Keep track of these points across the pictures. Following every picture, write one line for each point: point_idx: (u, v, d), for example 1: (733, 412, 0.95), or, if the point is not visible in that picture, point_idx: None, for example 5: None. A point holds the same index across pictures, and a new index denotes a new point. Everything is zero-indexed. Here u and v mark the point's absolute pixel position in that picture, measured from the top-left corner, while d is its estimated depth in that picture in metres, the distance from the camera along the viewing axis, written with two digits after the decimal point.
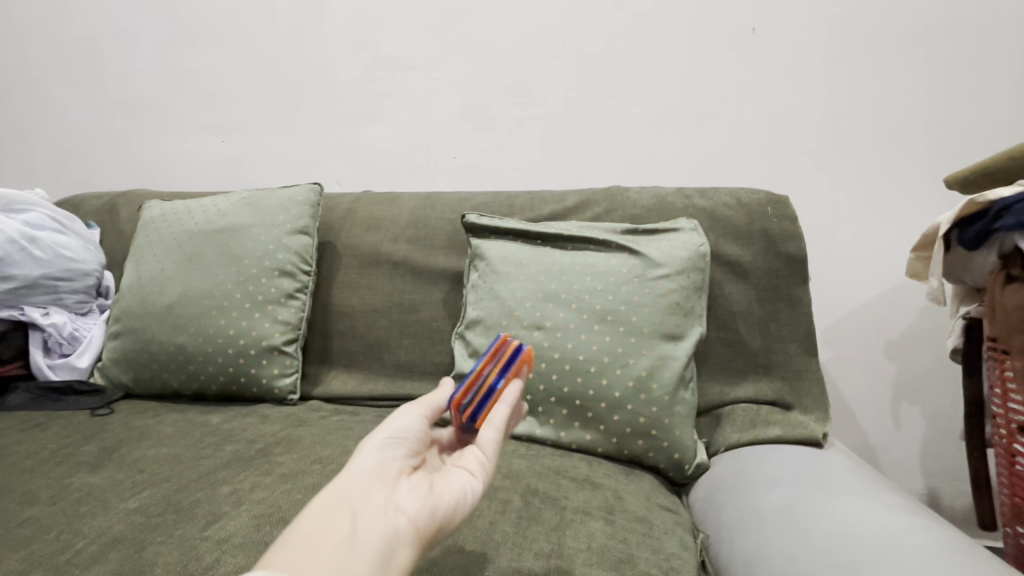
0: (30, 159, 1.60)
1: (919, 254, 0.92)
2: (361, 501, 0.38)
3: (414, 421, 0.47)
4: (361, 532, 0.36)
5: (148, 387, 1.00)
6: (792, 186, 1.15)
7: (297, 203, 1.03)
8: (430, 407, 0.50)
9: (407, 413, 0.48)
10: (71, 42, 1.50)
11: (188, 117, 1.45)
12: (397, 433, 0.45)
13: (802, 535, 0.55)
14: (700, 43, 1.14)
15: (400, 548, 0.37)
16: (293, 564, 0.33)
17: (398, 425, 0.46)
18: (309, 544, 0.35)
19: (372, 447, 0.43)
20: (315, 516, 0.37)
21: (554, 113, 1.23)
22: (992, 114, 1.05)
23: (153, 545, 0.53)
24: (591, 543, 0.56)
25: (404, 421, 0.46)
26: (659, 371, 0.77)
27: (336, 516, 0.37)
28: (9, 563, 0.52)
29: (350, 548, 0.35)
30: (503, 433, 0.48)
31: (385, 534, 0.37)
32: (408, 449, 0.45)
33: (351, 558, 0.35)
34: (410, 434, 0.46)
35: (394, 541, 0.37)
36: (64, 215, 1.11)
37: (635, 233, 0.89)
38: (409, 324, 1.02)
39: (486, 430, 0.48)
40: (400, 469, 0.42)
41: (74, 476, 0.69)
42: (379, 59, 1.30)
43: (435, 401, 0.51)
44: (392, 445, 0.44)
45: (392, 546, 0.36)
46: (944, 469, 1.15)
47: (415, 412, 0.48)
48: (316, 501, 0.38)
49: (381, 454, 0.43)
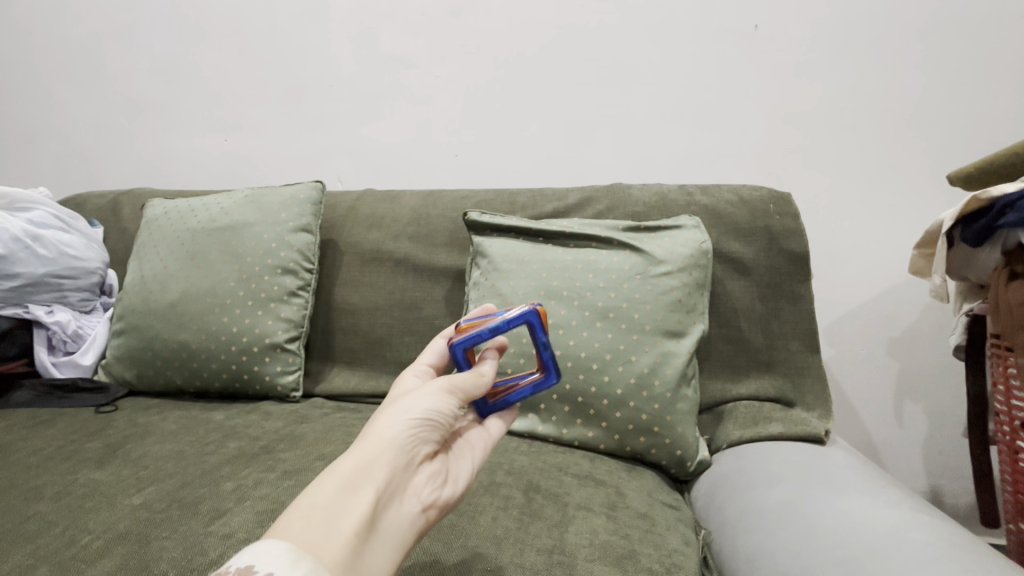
0: (34, 157, 1.61)
1: (923, 250, 0.91)
2: (388, 485, 0.40)
3: (454, 408, 0.46)
4: (382, 521, 0.39)
5: (151, 384, 1.01)
6: (793, 183, 1.15)
7: (300, 200, 1.03)
8: (468, 397, 0.47)
9: (442, 393, 0.45)
10: (73, 41, 1.50)
11: (190, 116, 1.45)
12: (433, 418, 0.44)
13: (804, 530, 0.55)
14: (702, 40, 1.14)
15: (408, 536, 0.41)
16: (317, 543, 0.36)
17: (433, 408, 0.44)
18: (333, 524, 0.37)
19: (406, 422, 0.43)
20: (340, 492, 0.38)
21: (556, 108, 1.23)
22: (998, 110, 1.04)
23: (158, 540, 0.54)
24: (593, 539, 0.56)
25: (439, 403, 0.45)
26: (661, 368, 0.77)
27: (361, 500, 0.38)
28: (18, 558, 0.53)
29: (372, 534, 0.38)
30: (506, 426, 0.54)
31: (402, 526, 0.40)
32: (439, 429, 0.45)
33: (369, 544, 0.38)
34: (445, 415, 0.45)
35: (409, 530, 0.41)
36: (68, 214, 1.12)
37: (637, 230, 0.90)
38: (411, 322, 1.02)
39: (493, 424, 0.53)
40: (426, 452, 0.44)
41: (80, 472, 0.69)
42: (379, 57, 1.30)
43: (470, 392, 0.48)
44: (426, 423, 0.44)
45: (404, 535, 0.40)
46: (947, 466, 1.14)
47: (453, 398, 0.46)
48: (343, 475, 0.39)
49: (414, 432, 0.43)
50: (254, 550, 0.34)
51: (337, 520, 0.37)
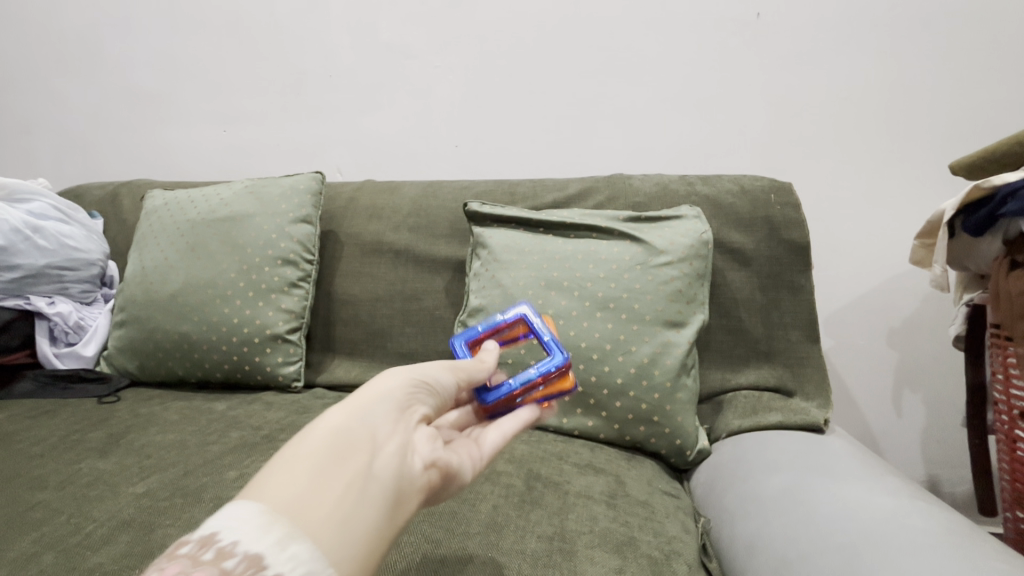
0: (33, 148, 1.60)
1: (924, 240, 0.91)
2: (383, 435, 0.36)
3: (450, 378, 0.45)
4: (378, 474, 0.35)
5: (153, 375, 1.01)
6: (795, 173, 1.15)
7: (300, 191, 1.03)
8: (468, 377, 0.47)
9: (440, 365, 0.45)
10: (70, 31, 1.49)
11: (189, 107, 1.44)
12: (430, 380, 0.42)
13: (803, 517, 0.56)
14: (704, 29, 1.13)
15: (406, 496, 0.36)
16: (300, 497, 0.31)
17: (430, 371, 0.43)
18: (320, 476, 0.33)
19: (403, 378, 0.40)
20: (328, 440, 0.34)
21: (557, 99, 1.22)
22: (999, 100, 1.04)
23: (162, 528, 0.54)
24: (593, 526, 0.57)
25: (436, 370, 0.44)
26: (661, 358, 0.77)
27: (353, 450, 0.34)
28: (23, 545, 0.53)
29: (366, 488, 0.34)
30: (508, 433, 0.48)
31: (399, 483, 0.35)
32: (434, 394, 0.43)
33: (363, 500, 0.33)
34: (442, 380, 0.44)
35: (406, 490, 0.36)
36: (67, 205, 1.12)
37: (638, 220, 0.89)
38: (411, 313, 1.02)
39: (492, 430, 0.47)
40: (422, 412, 0.41)
41: (84, 461, 0.69)
42: (379, 47, 1.29)
43: (475, 373, 0.48)
44: (421, 384, 0.42)
45: (401, 494, 0.36)
46: (945, 455, 1.15)
47: (452, 373, 0.45)
48: (333, 425, 0.35)
49: (410, 389, 0.40)
50: (222, 515, 0.30)
51: (325, 474, 0.33)
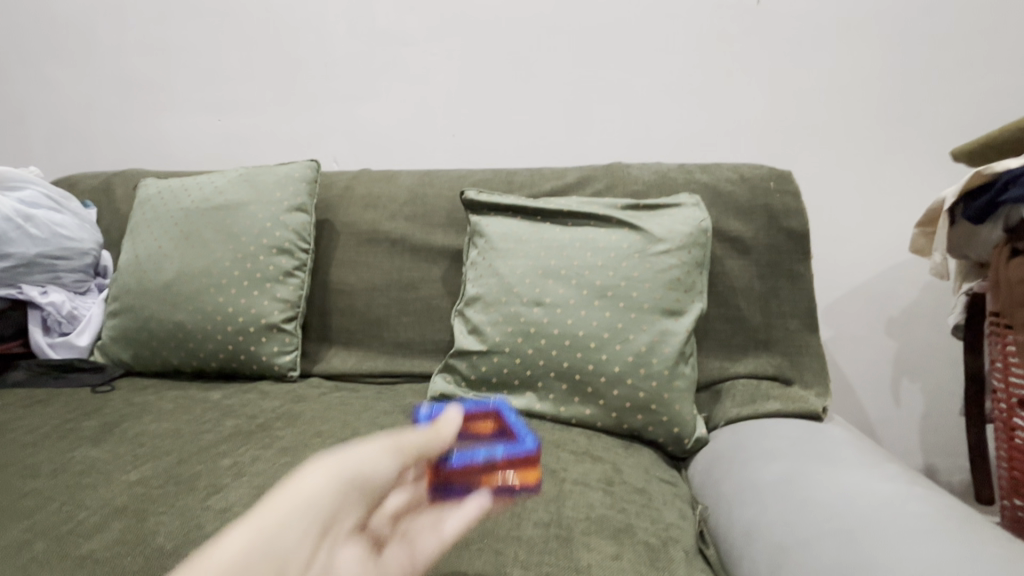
0: (24, 138, 1.58)
1: (924, 229, 0.91)
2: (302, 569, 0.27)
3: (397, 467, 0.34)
4: None
5: (148, 365, 1.00)
6: (795, 162, 1.14)
7: (295, 179, 1.02)
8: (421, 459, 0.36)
9: (387, 447, 0.33)
10: (62, 18, 1.47)
11: (183, 96, 1.42)
12: (371, 479, 0.32)
13: (801, 503, 0.55)
14: (703, 15, 1.12)
15: None
16: None
17: (376, 466, 0.32)
18: None
19: (338, 482, 0.30)
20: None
21: (555, 86, 1.21)
22: (1000, 87, 1.03)
23: (155, 515, 0.54)
24: (590, 513, 0.56)
25: (383, 463, 0.33)
26: (659, 347, 0.76)
27: None
28: (14, 532, 0.53)
29: None
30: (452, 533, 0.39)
31: None
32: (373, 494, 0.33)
33: None
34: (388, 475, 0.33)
35: None
36: (59, 194, 1.10)
37: (637, 208, 0.89)
38: (408, 302, 1.02)
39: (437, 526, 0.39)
40: (352, 522, 0.32)
41: (77, 450, 0.69)
42: (375, 34, 1.27)
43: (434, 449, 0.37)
44: (358, 485, 0.31)
45: None
46: (942, 444, 1.15)
47: (402, 458, 0.34)
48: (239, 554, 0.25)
49: (341, 496, 0.30)
50: None
51: None
